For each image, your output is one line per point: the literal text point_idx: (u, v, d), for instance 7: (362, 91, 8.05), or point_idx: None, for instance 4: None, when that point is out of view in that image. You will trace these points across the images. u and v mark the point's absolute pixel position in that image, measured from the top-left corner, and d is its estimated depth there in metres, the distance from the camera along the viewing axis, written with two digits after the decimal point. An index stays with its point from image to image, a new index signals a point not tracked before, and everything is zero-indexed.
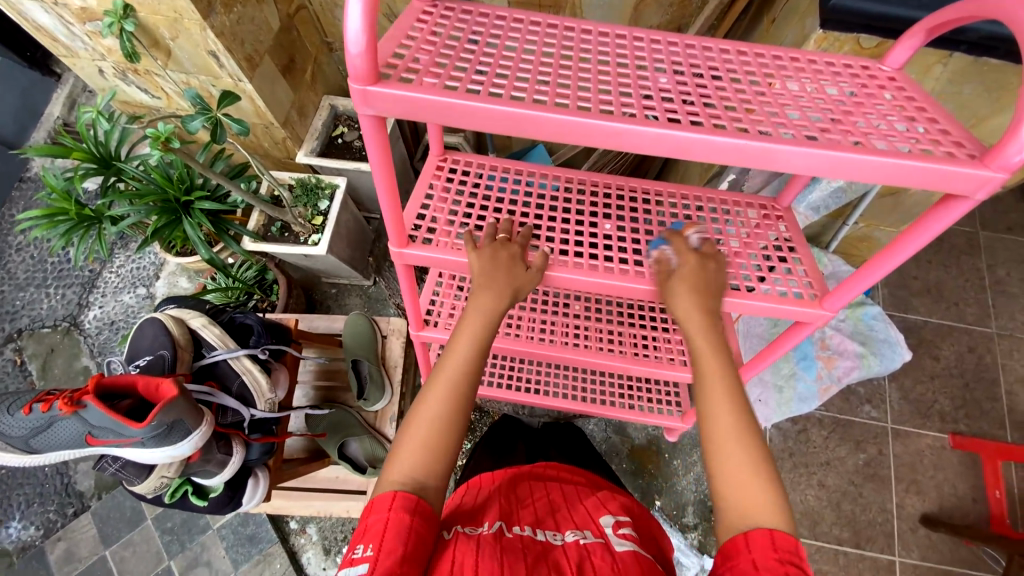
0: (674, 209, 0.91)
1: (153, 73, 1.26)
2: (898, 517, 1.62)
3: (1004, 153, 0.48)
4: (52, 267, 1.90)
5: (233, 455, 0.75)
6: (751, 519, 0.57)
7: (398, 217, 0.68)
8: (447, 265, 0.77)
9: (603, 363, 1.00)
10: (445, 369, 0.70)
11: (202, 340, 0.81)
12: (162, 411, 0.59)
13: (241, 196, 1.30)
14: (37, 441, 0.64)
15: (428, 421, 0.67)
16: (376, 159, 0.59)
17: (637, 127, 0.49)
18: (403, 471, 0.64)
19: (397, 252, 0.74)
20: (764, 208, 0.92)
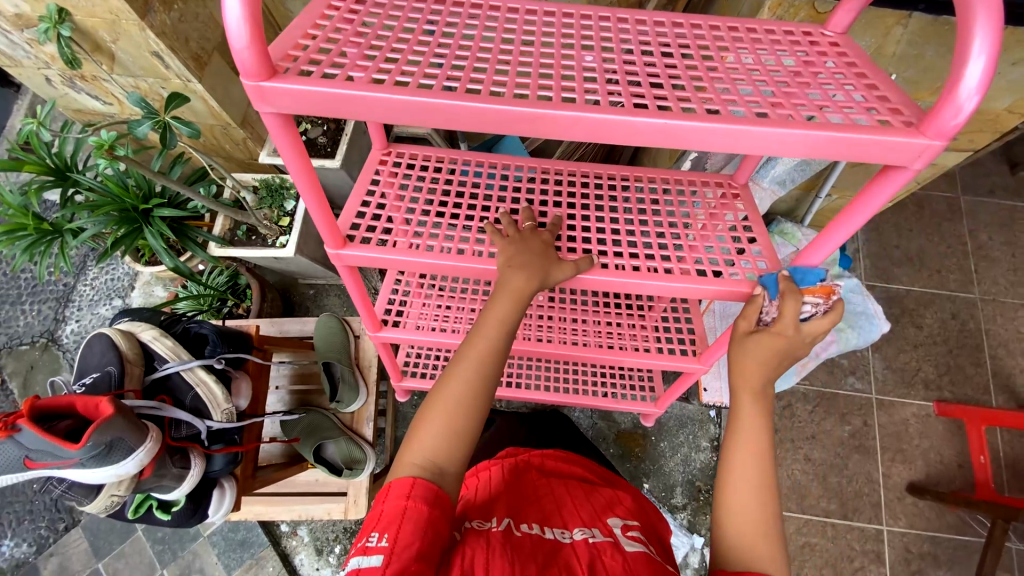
0: (628, 194, 0.89)
1: (100, 78, 1.23)
2: (885, 486, 1.63)
3: (938, 120, 0.46)
4: (25, 283, 1.87)
5: (191, 468, 0.74)
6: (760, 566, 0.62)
7: (326, 215, 0.67)
8: (387, 264, 0.74)
9: (565, 354, 0.99)
10: (472, 349, 0.67)
11: (153, 353, 0.80)
12: (98, 431, 0.58)
13: (202, 202, 1.27)
14: None
15: (452, 404, 0.64)
16: (291, 156, 0.57)
17: (552, 110, 0.47)
18: (422, 453, 0.62)
19: (335, 254, 0.73)
20: (721, 186, 0.90)
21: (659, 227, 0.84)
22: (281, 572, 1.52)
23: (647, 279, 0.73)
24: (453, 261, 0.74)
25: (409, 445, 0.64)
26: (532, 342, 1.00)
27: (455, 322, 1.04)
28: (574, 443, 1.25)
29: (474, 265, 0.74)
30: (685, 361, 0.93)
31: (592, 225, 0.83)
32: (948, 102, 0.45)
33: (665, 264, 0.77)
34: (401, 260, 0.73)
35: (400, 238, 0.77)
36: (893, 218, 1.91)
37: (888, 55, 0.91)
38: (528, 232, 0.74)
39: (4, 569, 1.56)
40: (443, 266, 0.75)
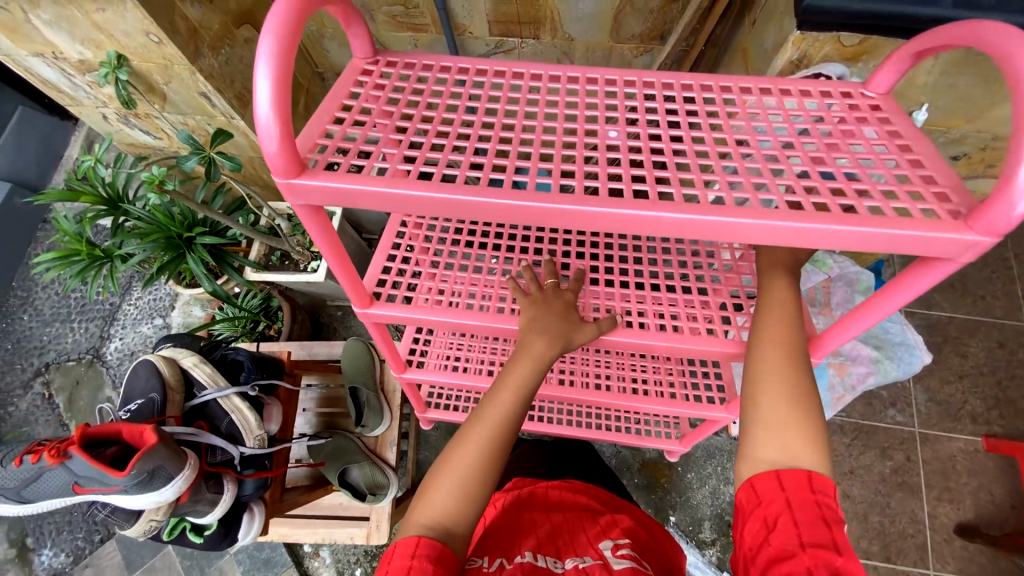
0: (649, 250, 0.92)
1: (151, 116, 1.32)
2: (931, 527, 1.53)
3: (987, 220, 0.45)
4: (75, 302, 1.99)
5: (224, 493, 0.76)
6: (790, 460, 0.59)
7: (352, 280, 0.70)
8: (411, 321, 0.77)
9: (589, 399, 0.98)
10: (489, 414, 0.68)
11: (193, 379, 0.83)
12: (141, 460, 0.60)
13: (240, 230, 1.34)
14: (29, 492, 0.65)
15: (466, 466, 0.64)
16: (321, 240, 0.61)
17: (575, 206, 0.48)
18: (435, 512, 0.62)
19: (362, 312, 0.75)
20: None
21: (679, 284, 0.86)
22: None
23: (669, 339, 0.75)
24: (477, 319, 0.77)
25: (418, 505, 0.63)
26: (554, 385, 1.00)
27: (478, 363, 1.06)
28: (601, 476, 1.22)
29: (497, 323, 0.76)
30: (710, 409, 0.92)
31: (611, 278, 0.88)
32: (1002, 198, 0.44)
33: (685, 324, 0.80)
34: (427, 319, 0.76)
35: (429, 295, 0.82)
36: None
37: (921, 85, 0.90)
38: (551, 290, 0.77)
39: None
40: (468, 324, 0.78)
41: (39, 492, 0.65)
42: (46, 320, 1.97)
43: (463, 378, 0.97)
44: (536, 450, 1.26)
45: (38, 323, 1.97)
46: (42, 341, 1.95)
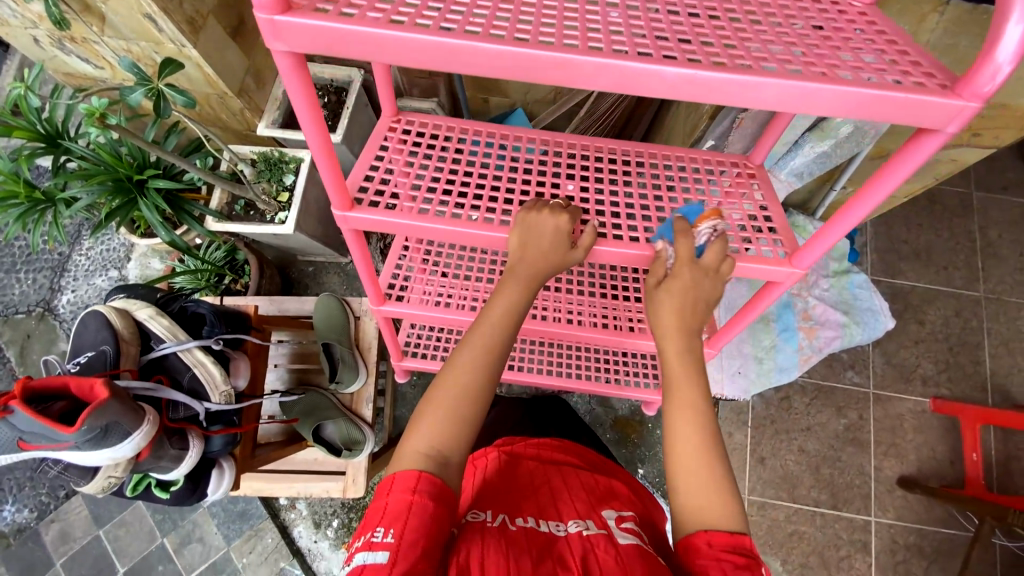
0: (651, 174, 0.84)
1: (90, 41, 1.17)
2: (876, 479, 1.66)
3: (974, 81, 0.43)
4: (19, 251, 1.84)
5: (189, 449, 0.73)
6: (710, 519, 0.59)
7: (335, 171, 0.62)
8: (394, 228, 0.69)
9: (568, 334, 0.96)
10: (478, 339, 0.67)
11: (149, 332, 0.78)
12: (93, 416, 0.56)
13: (198, 175, 1.24)
14: None
15: (457, 393, 0.65)
16: (303, 108, 0.54)
17: (579, 56, 0.45)
18: (424, 444, 0.62)
19: (341, 216, 0.68)
20: (737, 166, 0.86)
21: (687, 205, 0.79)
22: (279, 543, 1.55)
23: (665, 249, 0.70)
24: (473, 229, 0.69)
25: (411, 436, 0.63)
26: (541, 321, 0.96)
27: (458, 297, 1.02)
28: (588, 436, 1.23)
29: (484, 233, 0.69)
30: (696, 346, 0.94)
31: (613, 201, 0.78)
32: (986, 61, 0.42)
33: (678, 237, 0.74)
34: (416, 227, 0.69)
35: (415, 202, 0.72)
36: (904, 211, 1.88)
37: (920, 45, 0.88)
38: (538, 217, 0.68)
39: (6, 533, 1.59)
40: (461, 234, 0.70)
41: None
42: None
43: (435, 312, 0.94)
44: (512, 408, 1.25)
45: None
46: None
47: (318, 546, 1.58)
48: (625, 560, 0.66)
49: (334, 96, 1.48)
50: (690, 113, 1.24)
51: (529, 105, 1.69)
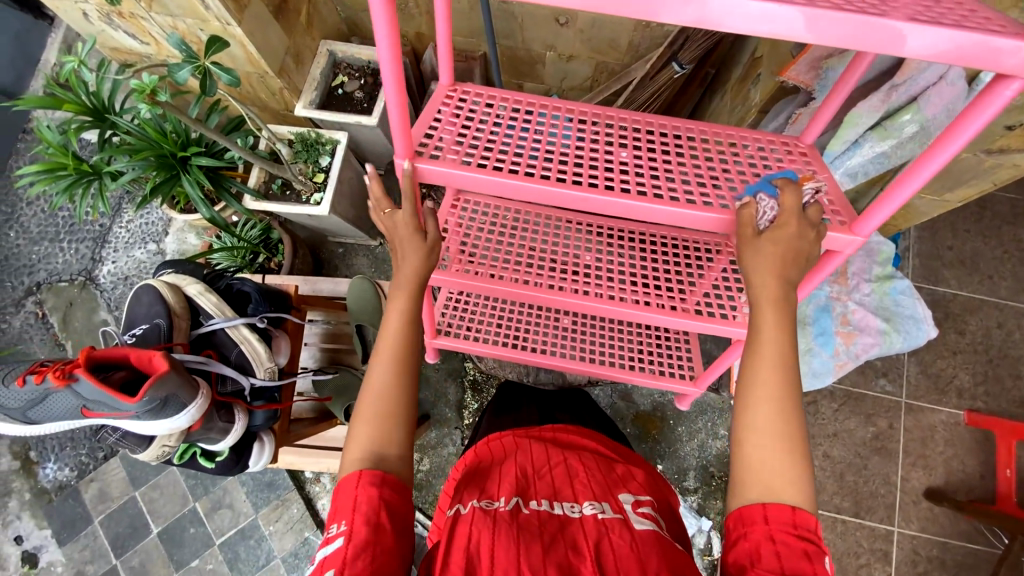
0: (719, 156, 0.78)
1: (138, 17, 1.19)
2: (902, 489, 1.62)
3: None
4: (63, 221, 1.90)
5: (235, 423, 0.76)
6: (773, 494, 0.59)
7: (405, 115, 0.62)
8: (455, 181, 0.69)
9: (607, 309, 0.94)
10: (384, 349, 0.71)
11: (198, 307, 0.80)
12: (153, 387, 0.58)
13: (239, 153, 1.25)
14: (36, 412, 0.65)
15: (373, 399, 0.69)
16: (385, 51, 0.55)
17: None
18: (364, 446, 0.66)
19: (403, 165, 0.68)
20: (786, 147, 0.79)
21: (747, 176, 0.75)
22: (304, 515, 1.61)
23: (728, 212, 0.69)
24: (530, 182, 0.68)
25: (349, 446, 0.67)
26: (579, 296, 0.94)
27: (486, 266, 0.98)
28: (598, 422, 1.20)
29: (538, 185, 0.69)
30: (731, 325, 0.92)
31: (674, 176, 0.75)
32: None
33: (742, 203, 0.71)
34: (475, 180, 0.69)
35: (474, 156, 0.71)
36: (951, 217, 1.80)
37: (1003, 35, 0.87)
38: (412, 237, 0.73)
39: (49, 489, 1.68)
40: (517, 189, 0.69)
41: (43, 408, 0.64)
42: (34, 238, 1.89)
43: (471, 280, 0.94)
44: (523, 402, 1.22)
45: (25, 241, 1.89)
46: (31, 259, 1.88)
47: None
48: (642, 545, 0.65)
49: (370, 78, 1.48)
50: (736, 106, 1.20)
51: (564, 92, 1.66)
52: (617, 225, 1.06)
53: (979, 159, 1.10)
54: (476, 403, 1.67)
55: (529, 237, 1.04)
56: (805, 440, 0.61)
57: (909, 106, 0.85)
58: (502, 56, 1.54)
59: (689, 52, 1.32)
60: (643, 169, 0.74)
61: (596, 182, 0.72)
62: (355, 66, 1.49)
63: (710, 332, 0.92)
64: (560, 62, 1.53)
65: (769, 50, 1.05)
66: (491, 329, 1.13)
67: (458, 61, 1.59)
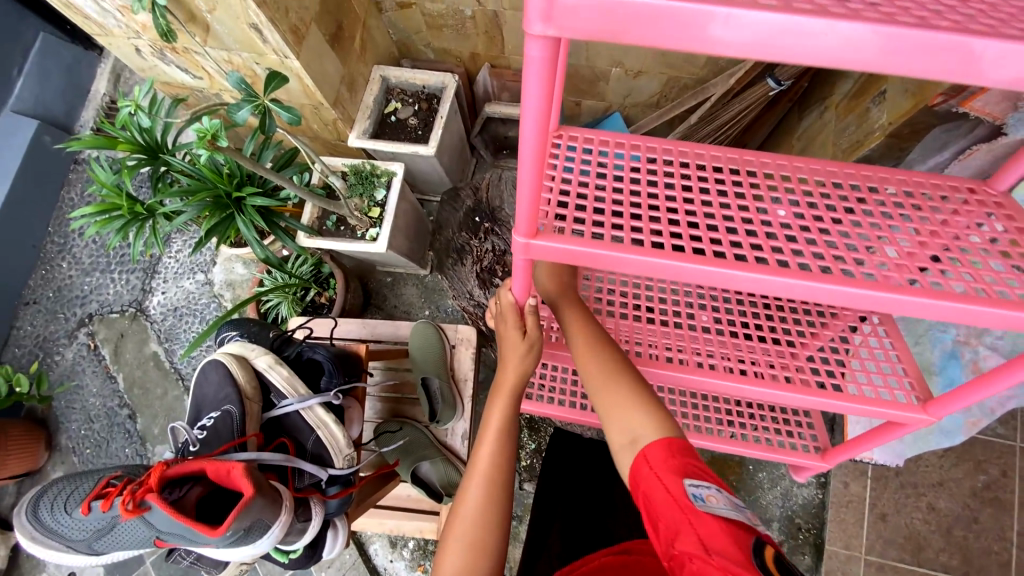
0: (903, 210, 0.61)
1: (192, 51, 1.15)
2: (1020, 547, 1.43)
3: None
4: (114, 252, 1.89)
5: (312, 519, 0.69)
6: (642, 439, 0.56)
7: (539, 188, 0.48)
8: (588, 262, 0.54)
9: (740, 389, 0.78)
10: (479, 463, 0.65)
11: (270, 384, 0.76)
12: (237, 519, 0.56)
13: (293, 191, 1.17)
14: (99, 544, 0.74)
15: (472, 519, 0.62)
16: (533, 121, 0.42)
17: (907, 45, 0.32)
18: (453, 569, 0.60)
19: (523, 244, 0.53)
20: (963, 188, 0.64)
21: (949, 237, 0.58)
22: (357, 561, 1.53)
23: (963, 299, 0.50)
24: (688, 262, 0.52)
25: (437, 572, 0.61)
26: (702, 371, 0.80)
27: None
28: None
29: (698, 265, 0.52)
30: (906, 410, 0.72)
31: (858, 245, 0.57)
32: None
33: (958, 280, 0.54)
34: (614, 259, 0.53)
35: (606, 227, 0.56)
36: None
37: None
38: (513, 337, 0.68)
39: None
40: (669, 270, 0.53)
41: (114, 538, 0.73)
42: (85, 269, 1.89)
43: None
44: (555, 498, 1.02)
45: (78, 272, 1.89)
46: (83, 290, 1.88)
47: (394, 566, 1.54)
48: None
49: (425, 103, 1.39)
50: (846, 128, 1.05)
51: (627, 110, 1.52)
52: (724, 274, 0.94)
53: None
54: (536, 443, 1.56)
55: (629, 294, 0.90)
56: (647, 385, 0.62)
57: None
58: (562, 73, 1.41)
59: (787, 67, 1.19)
60: (814, 233, 0.58)
61: (761, 255, 0.55)
62: (409, 91, 1.41)
63: (871, 416, 0.74)
64: (627, 78, 1.38)
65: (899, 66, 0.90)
66: (574, 389, 1.04)
67: (514, 82, 1.47)
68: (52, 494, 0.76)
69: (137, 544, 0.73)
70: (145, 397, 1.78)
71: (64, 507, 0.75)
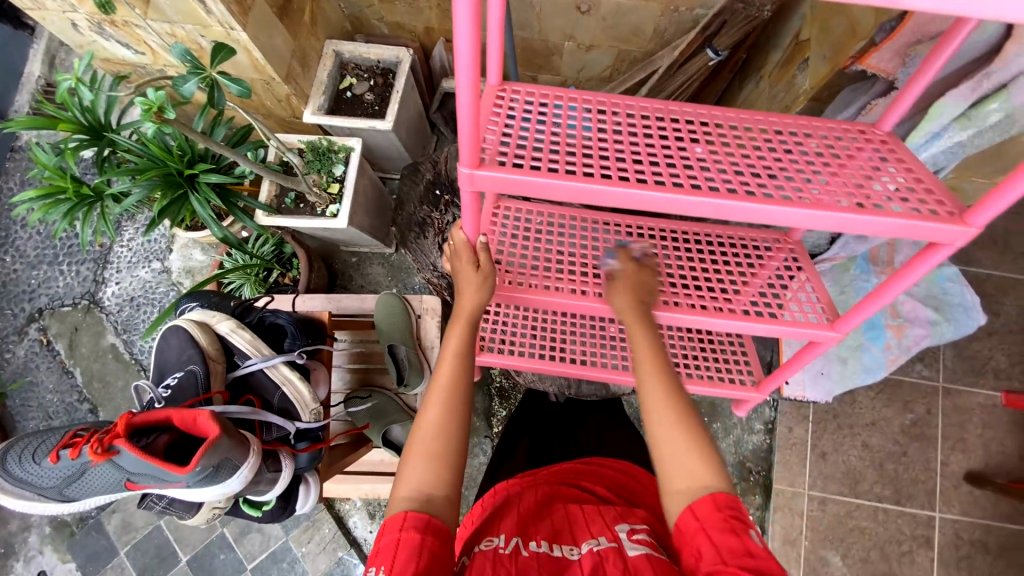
0: (805, 148, 0.69)
1: (133, 25, 1.12)
2: (942, 475, 1.59)
3: None
4: (61, 243, 1.82)
5: (282, 471, 0.74)
6: (695, 487, 0.60)
7: (477, 119, 0.52)
8: (527, 191, 0.59)
9: (677, 317, 0.84)
10: (439, 386, 0.70)
11: (232, 346, 0.79)
12: (206, 455, 0.60)
13: (249, 167, 1.16)
14: (71, 489, 0.75)
15: (431, 435, 0.66)
16: (465, 52, 0.46)
17: None
18: (414, 482, 0.63)
19: (468, 175, 0.57)
20: (862, 134, 0.71)
21: (841, 170, 0.66)
22: (336, 534, 1.57)
23: (840, 211, 0.58)
24: (615, 186, 0.58)
25: (397, 484, 0.63)
26: (646, 304, 0.85)
27: (530, 278, 0.88)
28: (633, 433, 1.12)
29: (623, 190, 0.58)
30: (818, 328, 0.81)
31: (763, 173, 0.65)
32: None
33: (843, 199, 0.61)
34: (550, 186, 0.58)
35: (544, 162, 0.61)
36: None
37: None
38: (467, 271, 0.73)
39: (70, 521, 1.63)
40: (600, 194, 0.59)
41: (83, 486, 0.74)
42: (31, 262, 1.81)
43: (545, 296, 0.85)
44: (519, 440, 1.10)
45: (23, 266, 1.81)
46: (30, 284, 1.80)
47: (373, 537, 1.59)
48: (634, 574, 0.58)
49: (380, 78, 1.39)
50: (778, 94, 1.13)
51: (582, 84, 1.55)
52: (665, 226, 1.00)
53: None
54: (506, 409, 1.62)
55: (580, 242, 0.96)
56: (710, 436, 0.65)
57: (1000, 93, 0.70)
58: (516, 48, 1.44)
59: (725, 37, 1.24)
60: (727, 164, 0.65)
61: (680, 181, 0.62)
62: (363, 66, 1.40)
63: (791, 338, 0.83)
64: (579, 52, 1.42)
65: (819, 33, 0.97)
66: (530, 340, 1.09)
67: None
68: (20, 448, 0.76)
69: (109, 489, 0.75)
70: (106, 390, 1.74)
71: (31, 457, 0.75)
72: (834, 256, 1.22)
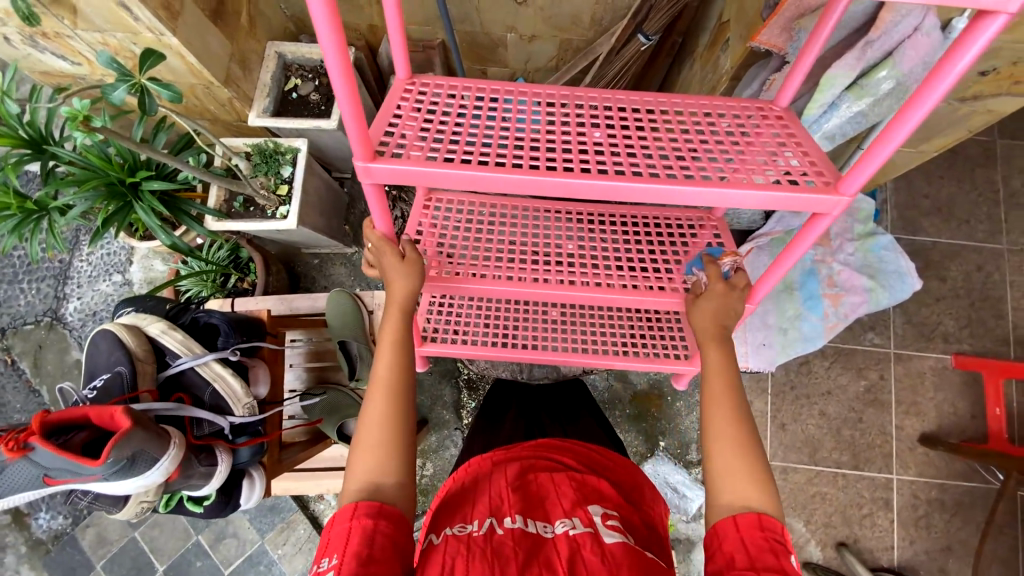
0: (702, 128, 0.72)
1: (64, 36, 1.11)
2: (897, 438, 1.65)
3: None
4: (20, 261, 1.80)
5: (218, 464, 0.79)
6: (743, 504, 0.64)
7: (359, 109, 0.54)
8: (423, 181, 0.61)
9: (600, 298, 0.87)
10: (380, 378, 0.72)
11: (163, 347, 0.84)
12: (117, 447, 0.64)
13: (191, 172, 1.16)
14: None
15: (374, 426, 0.69)
16: (329, 42, 0.48)
17: None
18: (363, 472, 0.65)
19: (363, 169, 0.59)
20: (761, 110, 0.75)
21: (732, 146, 0.69)
22: (312, 533, 1.59)
23: (722, 187, 0.60)
24: (510, 174, 0.60)
25: (347, 477, 0.66)
26: (572, 286, 0.88)
27: (466, 267, 0.90)
28: (589, 414, 1.12)
29: (516, 176, 0.60)
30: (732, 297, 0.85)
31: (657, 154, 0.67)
32: None
33: (729, 173, 0.63)
34: (445, 176, 0.60)
35: (444, 153, 0.63)
36: (924, 165, 1.79)
37: None
38: (393, 263, 0.75)
39: (45, 539, 1.63)
40: (496, 182, 0.61)
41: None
42: None
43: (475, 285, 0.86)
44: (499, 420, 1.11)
45: None
46: None
47: None
48: (612, 562, 0.62)
49: (325, 78, 1.40)
50: (707, 75, 1.16)
51: (529, 75, 1.57)
52: (597, 211, 1.02)
53: (953, 109, 1.04)
54: (474, 400, 1.65)
55: (515, 230, 0.98)
56: (765, 465, 0.68)
57: (885, 61, 0.77)
58: (459, 42, 1.45)
59: (654, 22, 1.29)
60: (623, 147, 0.67)
61: (573, 165, 0.64)
62: (307, 67, 1.41)
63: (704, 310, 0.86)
64: (522, 44, 1.44)
65: (737, 14, 1.00)
66: (480, 329, 1.11)
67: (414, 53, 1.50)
68: None
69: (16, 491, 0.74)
70: None
71: None
72: (770, 231, 1.27)
